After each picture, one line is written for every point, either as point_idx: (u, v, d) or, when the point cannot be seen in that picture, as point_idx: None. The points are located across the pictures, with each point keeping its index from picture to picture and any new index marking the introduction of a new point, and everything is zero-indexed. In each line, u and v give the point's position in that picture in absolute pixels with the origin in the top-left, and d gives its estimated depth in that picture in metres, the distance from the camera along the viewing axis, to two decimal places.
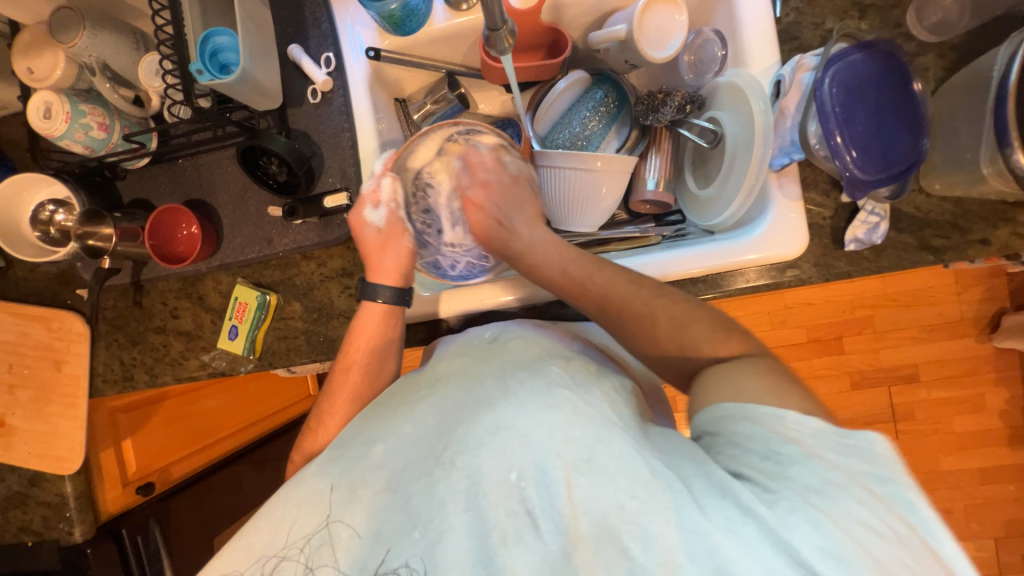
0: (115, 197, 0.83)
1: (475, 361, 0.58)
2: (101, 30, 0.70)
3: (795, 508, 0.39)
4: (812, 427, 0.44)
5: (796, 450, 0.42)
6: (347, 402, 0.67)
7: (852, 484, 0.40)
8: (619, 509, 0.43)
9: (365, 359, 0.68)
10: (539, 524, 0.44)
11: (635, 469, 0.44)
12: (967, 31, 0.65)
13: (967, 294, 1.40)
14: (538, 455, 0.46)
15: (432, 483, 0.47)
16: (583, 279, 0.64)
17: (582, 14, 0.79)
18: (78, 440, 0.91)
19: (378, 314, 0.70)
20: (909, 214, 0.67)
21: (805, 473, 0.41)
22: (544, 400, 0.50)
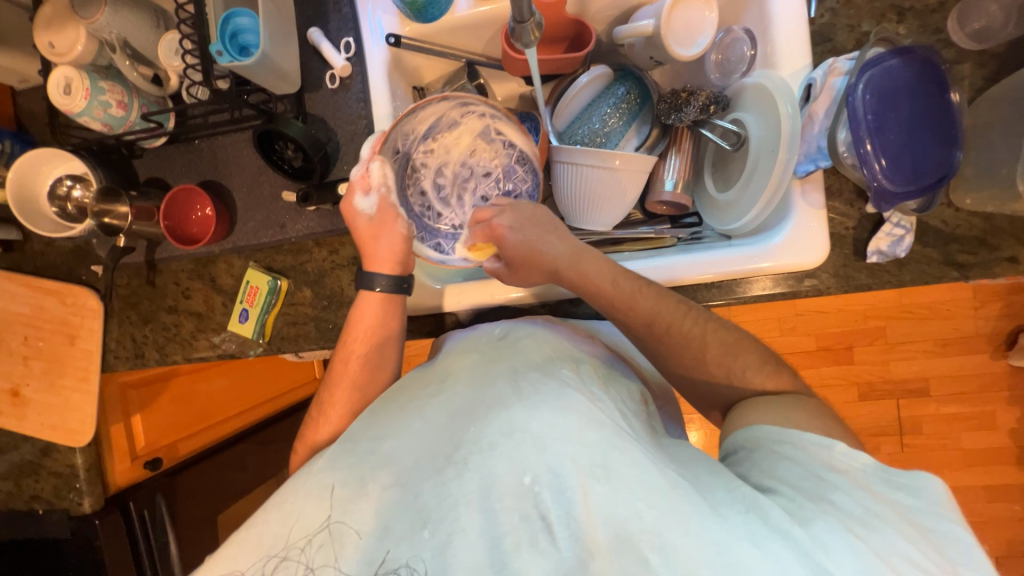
0: (131, 176, 0.83)
1: (486, 358, 0.58)
2: (122, 6, 0.69)
3: (827, 527, 0.41)
4: (859, 462, 0.46)
5: (841, 478, 0.45)
6: (349, 391, 0.67)
7: (897, 518, 0.41)
8: (637, 518, 0.42)
9: (366, 349, 0.68)
10: (553, 529, 0.44)
11: (651, 479, 0.44)
12: (1011, 40, 0.62)
13: (984, 310, 1.37)
14: (553, 458, 0.46)
15: (443, 482, 0.47)
16: (633, 293, 0.63)
17: (608, 7, 0.77)
18: (90, 414, 0.93)
19: (377, 303, 0.69)
20: (936, 228, 0.65)
21: (846, 499, 0.43)
22: (556, 404, 0.50)
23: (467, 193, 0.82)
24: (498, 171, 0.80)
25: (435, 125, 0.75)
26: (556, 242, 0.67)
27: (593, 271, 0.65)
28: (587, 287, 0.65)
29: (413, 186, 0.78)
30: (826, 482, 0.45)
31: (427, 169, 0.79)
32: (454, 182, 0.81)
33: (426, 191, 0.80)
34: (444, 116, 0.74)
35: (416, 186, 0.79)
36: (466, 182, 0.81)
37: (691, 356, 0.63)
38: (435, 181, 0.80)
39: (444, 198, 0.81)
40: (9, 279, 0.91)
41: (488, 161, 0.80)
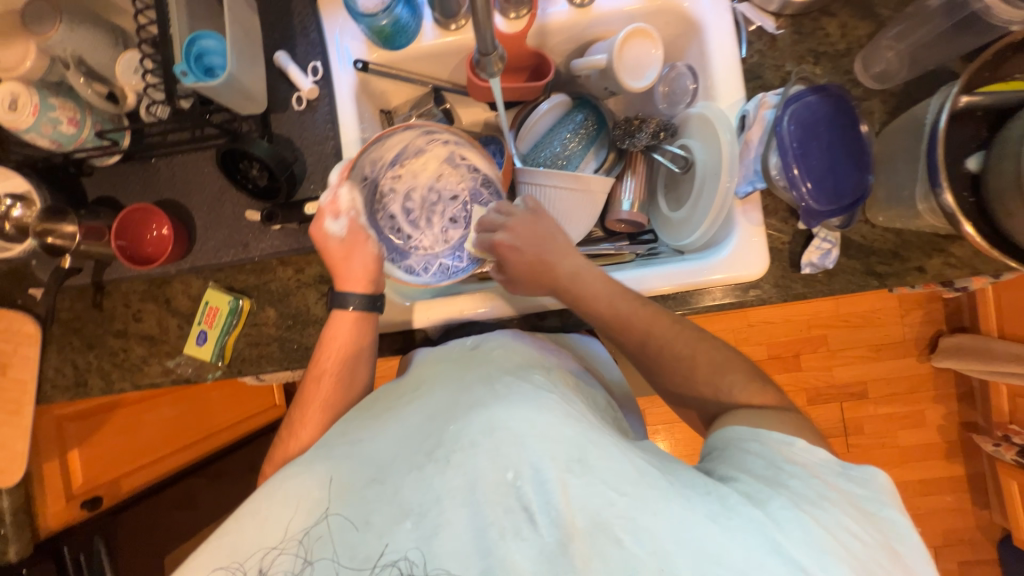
0: (79, 194, 0.80)
1: (459, 367, 0.60)
2: (79, 24, 0.68)
3: (781, 505, 0.45)
4: (818, 457, 0.50)
5: (798, 469, 0.48)
6: (320, 411, 0.65)
7: (844, 501, 0.46)
8: (610, 504, 0.44)
9: (337, 367, 0.67)
10: (534, 517, 0.45)
11: (623, 470, 0.46)
12: (907, 81, 0.72)
13: (909, 317, 1.51)
14: (532, 453, 0.46)
15: (425, 479, 0.48)
16: (631, 312, 0.66)
17: (565, 41, 0.83)
18: (20, 452, 0.86)
19: (350, 323, 0.69)
20: (857, 242, 0.73)
21: (802, 486, 0.47)
22: (533, 403, 0.51)
23: (435, 216, 0.85)
24: (466, 194, 0.84)
25: (402, 153, 0.78)
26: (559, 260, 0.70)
27: (592, 291, 0.67)
28: (585, 307, 0.68)
29: (381, 210, 0.82)
30: (775, 467, 0.49)
31: (397, 193, 0.82)
32: (422, 206, 0.84)
33: (395, 214, 0.83)
34: (411, 144, 0.78)
35: (384, 210, 0.82)
36: (434, 206, 0.85)
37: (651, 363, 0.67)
38: (404, 205, 0.84)
39: (415, 221, 0.84)
40: None
41: (455, 185, 0.84)
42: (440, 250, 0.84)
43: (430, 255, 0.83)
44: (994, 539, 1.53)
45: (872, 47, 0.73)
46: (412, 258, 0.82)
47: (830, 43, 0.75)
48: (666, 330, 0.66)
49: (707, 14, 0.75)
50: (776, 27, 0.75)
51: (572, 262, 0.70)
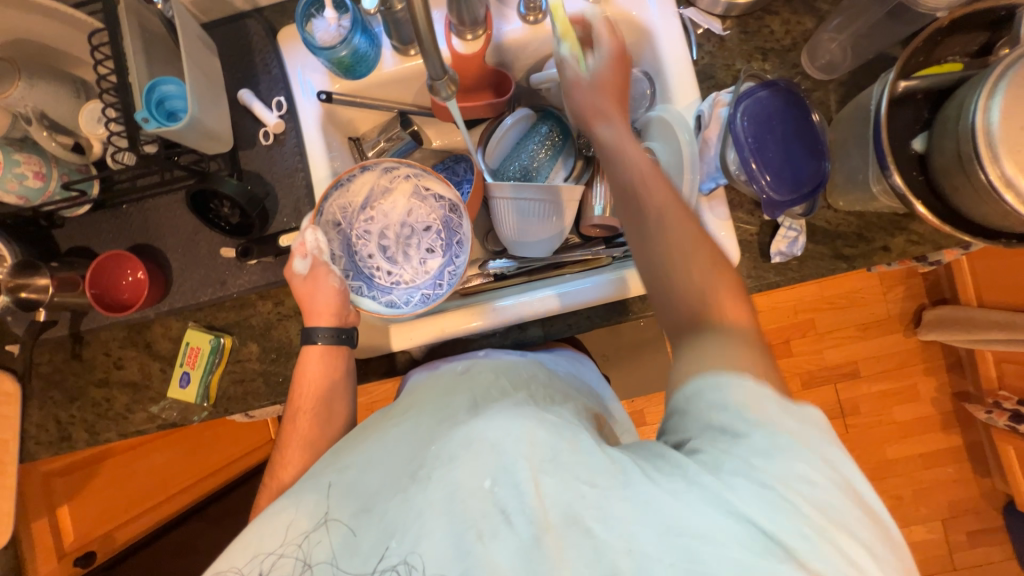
0: (51, 246, 0.79)
1: (445, 392, 0.62)
2: (39, 80, 0.68)
3: (737, 473, 0.40)
4: (770, 394, 0.43)
5: (751, 419, 0.42)
6: (302, 449, 0.66)
7: (799, 445, 0.41)
8: (581, 497, 0.43)
9: (315, 406, 0.69)
10: (511, 518, 0.44)
11: (597, 463, 0.45)
12: (853, 69, 0.75)
13: (891, 294, 1.54)
14: (507, 458, 0.47)
15: (407, 498, 0.48)
16: (654, 185, 0.57)
17: (523, 57, 0.85)
18: (7, 513, 0.84)
19: (319, 356, 0.70)
20: (823, 227, 0.75)
21: (758, 439, 0.41)
22: (510, 412, 0.52)
23: (411, 249, 0.86)
24: (438, 223, 0.86)
25: (370, 195, 0.80)
26: (615, 107, 0.65)
27: (632, 153, 0.60)
28: (616, 164, 0.61)
29: (357, 252, 0.83)
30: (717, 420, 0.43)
31: (371, 233, 0.84)
32: (398, 241, 0.86)
33: (373, 253, 0.84)
34: (375, 185, 0.80)
35: (361, 252, 0.83)
36: (410, 240, 0.86)
37: None
38: (380, 243, 0.85)
39: (394, 258, 0.85)
40: None
41: (426, 217, 0.85)
42: (421, 280, 0.84)
43: (413, 287, 0.83)
44: (999, 506, 1.54)
45: (815, 41, 0.76)
46: (394, 291, 0.83)
47: (776, 40, 0.78)
48: (677, 219, 0.55)
49: (655, 21, 0.78)
50: (723, 28, 0.78)
51: (627, 134, 0.63)
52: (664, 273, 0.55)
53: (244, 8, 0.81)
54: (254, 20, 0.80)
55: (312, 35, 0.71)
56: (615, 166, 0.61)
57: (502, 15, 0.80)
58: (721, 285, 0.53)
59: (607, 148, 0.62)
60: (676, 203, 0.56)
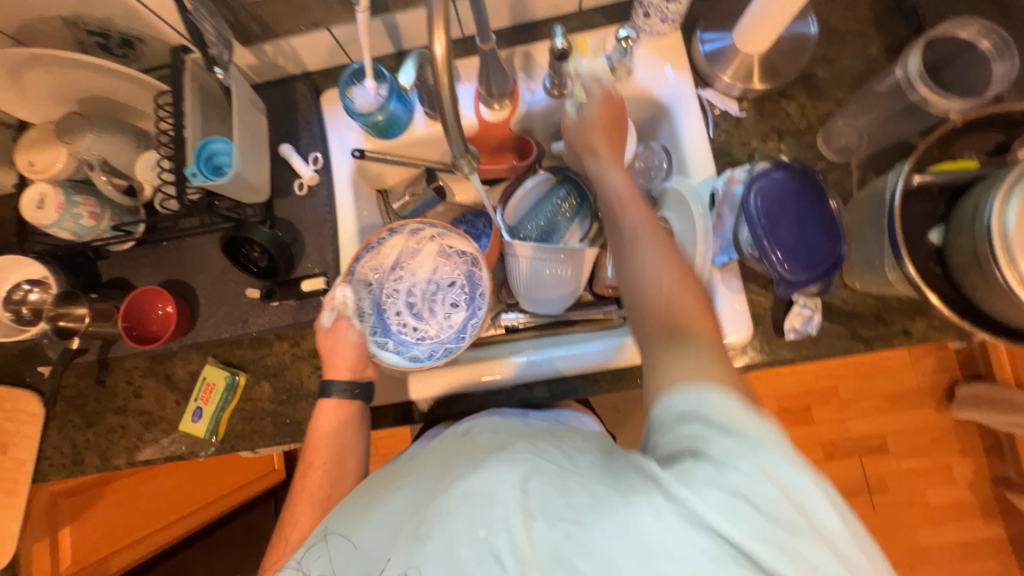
0: (94, 276, 0.85)
1: (445, 451, 0.59)
2: (107, 133, 0.77)
3: (705, 478, 0.41)
4: (722, 404, 0.45)
5: (714, 433, 0.44)
6: (313, 506, 0.68)
7: (759, 459, 0.41)
8: (576, 547, 0.42)
9: (326, 462, 0.70)
10: (504, 563, 0.43)
11: (582, 501, 0.44)
12: (869, 154, 0.77)
13: (920, 365, 1.47)
14: (500, 508, 0.45)
15: (405, 551, 0.48)
16: (627, 202, 0.65)
17: (547, 124, 0.89)
18: (13, 532, 0.85)
19: (332, 410, 0.73)
20: (838, 306, 0.75)
21: (721, 449, 0.42)
22: (505, 460, 0.50)
23: (438, 306, 0.86)
24: (463, 279, 0.86)
25: (399, 256, 0.83)
26: (606, 138, 0.72)
27: (614, 171, 0.69)
28: (598, 186, 0.69)
29: (385, 308, 0.83)
30: (694, 430, 0.45)
31: (399, 291, 0.85)
32: (425, 298, 0.86)
33: (401, 309, 0.84)
34: (404, 244, 0.82)
35: (390, 309, 0.84)
36: (437, 297, 0.86)
37: None
38: (409, 299, 0.85)
39: (422, 314, 0.85)
40: None
41: (451, 274, 0.86)
42: (446, 336, 0.83)
43: (439, 341, 0.82)
44: None
45: (831, 125, 0.78)
46: (418, 347, 0.82)
47: (792, 122, 0.80)
48: (654, 240, 0.60)
49: (675, 99, 0.81)
50: (739, 109, 0.81)
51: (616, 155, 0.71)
52: (656, 299, 0.57)
53: (294, 72, 0.88)
54: (302, 83, 0.88)
55: (351, 101, 0.77)
56: (597, 190, 0.70)
57: (529, 87, 0.84)
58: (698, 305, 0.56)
59: (594, 174, 0.71)
60: (651, 225, 0.62)
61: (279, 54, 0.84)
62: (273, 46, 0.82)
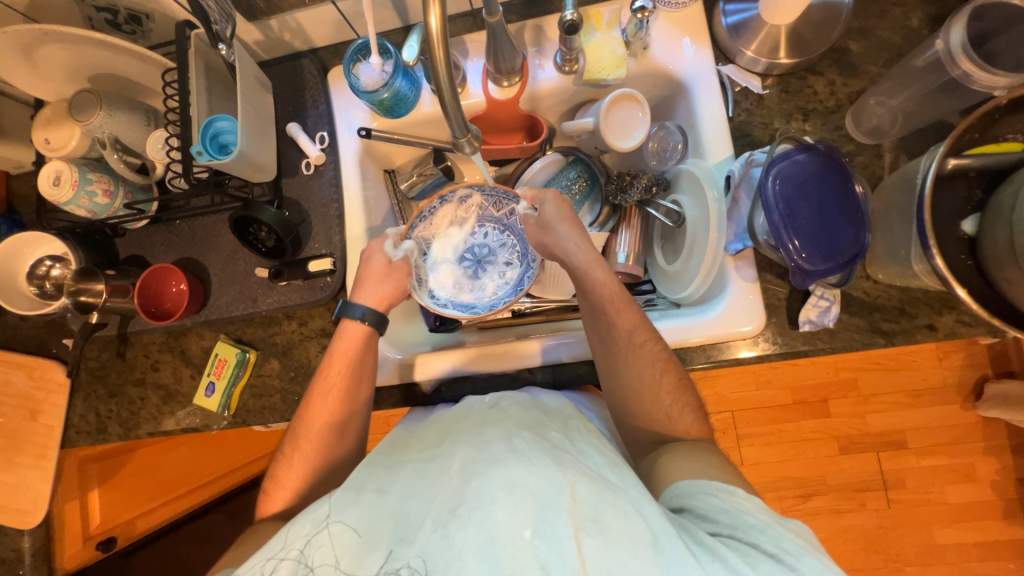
0: (112, 253, 0.87)
1: (480, 422, 0.62)
2: (117, 110, 0.77)
3: (767, 566, 0.47)
4: (757, 503, 0.55)
5: (757, 519, 0.52)
6: (325, 426, 0.70)
7: (803, 551, 0.49)
8: (624, 567, 0.46)
9: (340, 389, 0.71)
10: (551, 573, 0.46)
11: (637, 531, 0.48)
12: (902, 136, 0.72)
13: (948, 360, 1.40)
14: (550, 512, 0.49)
15: (447, 535, 0.50)
16: (622, 308, 0.70)
17: (556, 103, 0.86)
18: (43, 493, 0.90)
19: (358, 336, 0.73)
20: (859, 298, 0.71)
21: (770, 539, 0.50)
22: (550, 459, 0.54)
23: (489, 267, 0.87)
24: (513, 238, 0.87)
25: (449, 226, 0.85)
26: (574, 230, 0.74)
27: (600, 275, 0.71)
28: (586, 284, 0.72)
29: (438, 272, 0.84)
30: (749, 526, 0.52)
31: (451, 258, 0.86)
32: (477, 260, 0.87)
33: (454, 272, 0.85)
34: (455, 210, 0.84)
35: (444, 274, 0.85)
36: (487, 258, 0.87)
37: (637, 415, 0.69)
38: (460, 264, 0.86)
39: (476, 275, 0.86)
40: None
41: (500, 234, 0.87)
42: (503, 292, 0.85)
43: (496, 297, 0.84)
44: None
45: (861, 104, 0.73)
46: (478, 304, 0.83)
47: (819, 100, 0.75)
48: (645, 341, 0.69)
49: (693, 75, 0.77)
50: (762, 87, 0.77)
51: (589, 244, 0.74)
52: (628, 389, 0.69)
53: (301, 49, 0.87)
54: (309, 59, 0.86)
55: (357, 78, 0.75)
56: (586, 290, 0.72)
57: (539, 63, 0.81)
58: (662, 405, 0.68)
59: (578, 271, 0.73)
60: (641, 328, 0.69)
61: (285, 30, 0.83)
62: (279, 21, 0.80)
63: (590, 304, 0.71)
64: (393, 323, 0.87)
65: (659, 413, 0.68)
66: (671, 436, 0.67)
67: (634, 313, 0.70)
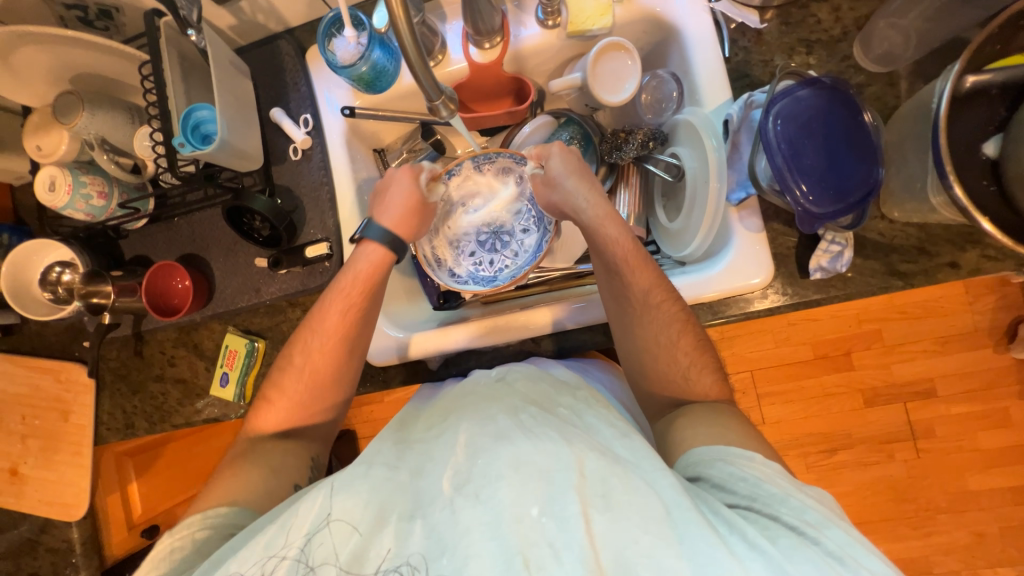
0: (117, 255, 0.89)
1: (485, 398, 0.61)
2: (99, 109, 0.76)
3: (789, 540, 0.45)
4: (775, 469, 0.52)
5: (776, 490, 0.50)
6: (338, 342, 0.70)
7: (827, 522, 0.47)
8: (634, 543, 0.44)
9: (357, 306, 0.70)
10: (560, 553, 0.44)
11: (648, 505, 0.45)
12: (916, 59, 0.67)
13: (978, 304, 1.32)
14: (558, 489, 0.47)
15: (454, 512, 0.47)
16: (637, 268, 0.67)
17: (542, 62, 0.82)
18: (83, 487, 0.95)
19: (376, 257, 0.72)
20: (874, 240, 0.67)
21: (792, 512, 0.48)
22: (557, 435, 0.51)
23: (507, 237, 0.85)
24: (528, 203, 0.85)
25: (462, 198, 0.84)
26: (584, 184, 0.71)
27: (613, 231, 0.69)
28: (599, 241, 0.69)
29: (457, 249, 0.85)
30: (768, 496, 0.49)
31: (468, 230, 0.85)
32: (494, 231, 0.85)
33: (473, 247, 0.85)
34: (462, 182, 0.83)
35: (463, 250, 0.85)
36: (504, 228, 0.85)
37: (644, 376, 0.68)
38: (478, 238, 0.85)
39: (493, 246, 0.85)
40: (9, 360, 0.95)
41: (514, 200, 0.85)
42: (521, 262, 0.83)
43: (513, 268, 0.83)
44: None
45: (870, 29, 0.68)
46: (500, 277, 0.82)
47: (823, 30, 0.70)
48: (661, 302, 0.66)
49: (684, 17, 0.72)
50: (760, 21, 0.71)
51: (601, 200, 0.71)
52: (638, 354, 0.68)
53: (277, 30, 0.85)
54: (286, 40, 0.84)
55: (333, 54, 0.72)
56: (598, 247, 0.69)
57: (520, 20, 0.77)
58: (670, 366, 0.66)
59: (590, 227, 0.70)
60: (658, 288, 0.67)
61: (258, 12, 0.80)
62: (250, 2, 0.78)
63: (603, 265, 0.69)
64: (396, 302, 0.86)
65: (666, 373, 0.66)
66: (679, 396, 0.65)
67: (651, 270, 0.67)
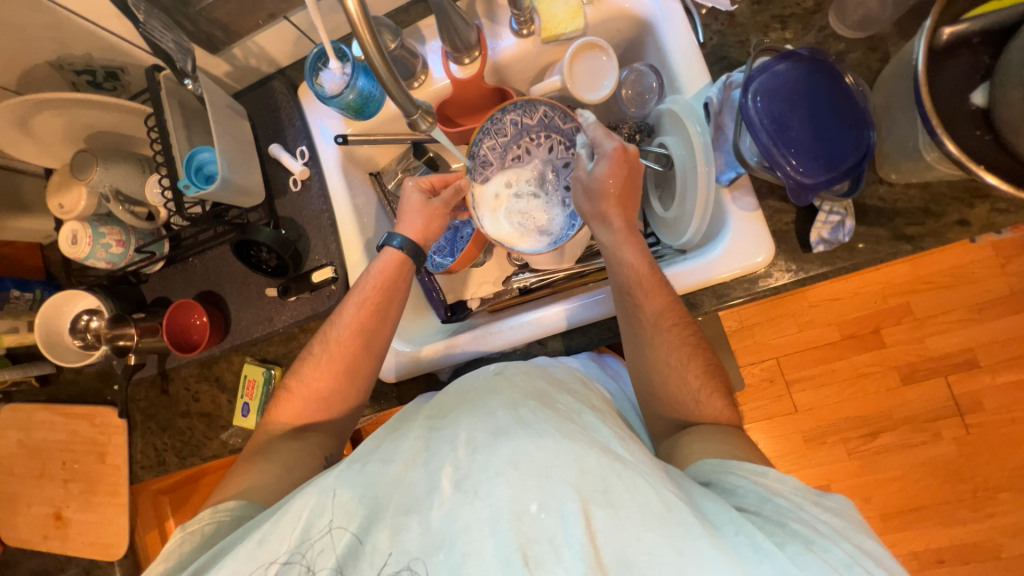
0: (139, 299, 0.93)
1: (483, 393, 0.59)
2: (112, 163, 0.82)
3: (799, 548, 0.43)
4: (790, 483, 0.51)
5: (785, 501, 0.48)
6: (355, 336, 0.72)
7: (840, 536, 0.45)
8: (635, 541, 0.43)
9: (373, 301, 0.72)
10: (560, 548, 0.43)
11: (648, 501, 0.44)
12: (894, 21, 0.67)
13: (1012, 265, 1.25)
14: (556, 485, 0.45)
15: (450, 509, 0.47)
16: (651, 291, 0.66)
17: (522, 71, 0.85)
18: (122, 526, 0.99)
19: (393, 261, 0.75)
20: (876, 205, 0.66)
21: (801, 523, 0.46)
22: (555, 430, 0.50)
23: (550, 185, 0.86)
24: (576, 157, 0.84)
25: (514, 137, 0.85)
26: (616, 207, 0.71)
27: (630, 255, 0.68)
28: (615, 264, 0.69)
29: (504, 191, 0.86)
30: (778, 506, 0.48)
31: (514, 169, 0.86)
32: (540, 181, 0.86)
33: (518, 193, 0.86)
34: (514, 124, 0.84)
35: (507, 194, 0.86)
36: (548, 178, 0.86)
37: (651, 371, 0.66)
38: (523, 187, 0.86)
39: (535, 193, 0.86)
40: (47, 409, 1.00)
41: (565, 150, 0.85)
42: (556, 220, 0.84)
43: (548, 225, 0.84)
44: None
45: None
46: (533, 233, 0.83)
47: (796, 4, 0.71)
48: (672, 327, 0.65)
49: (654, 9, 0.73)
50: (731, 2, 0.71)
51: (626, 225, 0.71)
52: (636, 355, 0.67)
53: (270, 71, 0.90)
54: (278, 80, 0.89)
55: (321, 87, 0.76)
56: (614, 268, 0.70)
57: (496, 33, 0.79)
58: (677, 356, 0.65)
59: (608, 250, 0.71)
60: (673, 314, 0.65)
61: (250, 56, 0.85)
62: (241, 48, 0.83)
63: (614, 292, 0.69)
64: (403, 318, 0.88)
65: (671, 364, 0.65)
66: (687, 388, 0.64)
67: (666, 301, 0.66)
